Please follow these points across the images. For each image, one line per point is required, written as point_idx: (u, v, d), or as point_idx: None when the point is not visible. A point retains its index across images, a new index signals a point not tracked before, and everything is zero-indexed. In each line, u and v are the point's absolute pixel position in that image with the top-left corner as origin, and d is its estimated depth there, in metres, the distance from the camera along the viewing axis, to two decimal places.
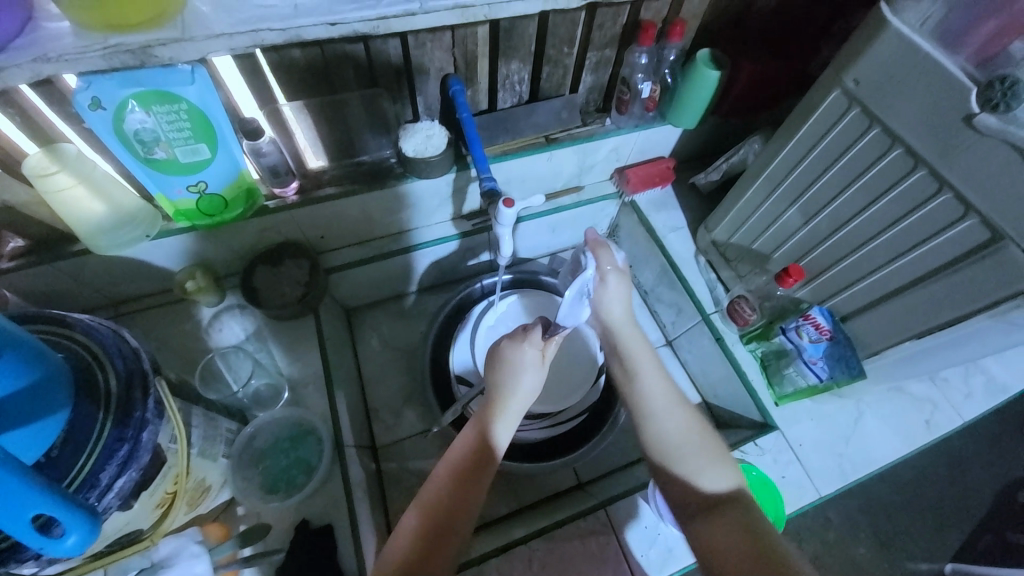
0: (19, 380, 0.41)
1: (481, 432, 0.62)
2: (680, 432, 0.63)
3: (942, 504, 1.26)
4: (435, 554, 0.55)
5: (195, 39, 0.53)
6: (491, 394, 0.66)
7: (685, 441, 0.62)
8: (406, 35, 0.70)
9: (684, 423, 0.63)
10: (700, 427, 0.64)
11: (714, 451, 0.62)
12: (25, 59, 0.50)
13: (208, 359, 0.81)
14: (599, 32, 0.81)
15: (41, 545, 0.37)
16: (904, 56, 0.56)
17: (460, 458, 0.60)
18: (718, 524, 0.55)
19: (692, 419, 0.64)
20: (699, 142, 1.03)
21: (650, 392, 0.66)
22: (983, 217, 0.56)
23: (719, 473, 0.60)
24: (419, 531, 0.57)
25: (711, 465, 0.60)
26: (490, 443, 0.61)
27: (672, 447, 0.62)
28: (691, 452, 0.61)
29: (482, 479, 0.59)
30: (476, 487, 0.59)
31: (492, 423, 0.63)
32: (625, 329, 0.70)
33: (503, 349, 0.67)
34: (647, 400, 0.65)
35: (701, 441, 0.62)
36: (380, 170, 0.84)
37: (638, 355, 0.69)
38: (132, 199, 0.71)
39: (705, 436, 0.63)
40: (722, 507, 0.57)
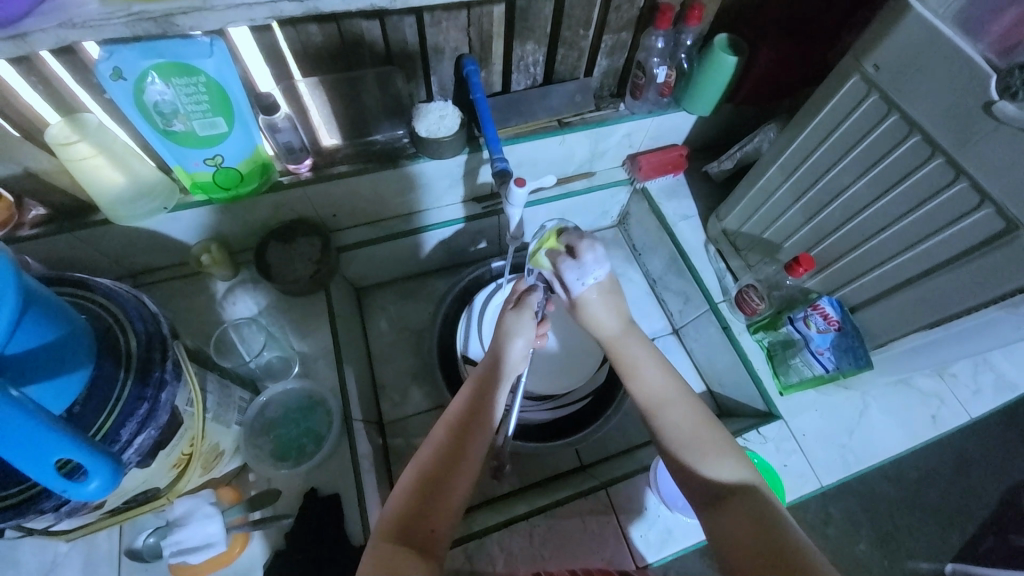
0: (46, 335, 0.42)
1: (478, 395, 0.65)
2: (690, 433, 0.60)
3: (945, 503, 1.27)
4: (432, 509, 0.55)
5: (217, 8, 0.53)
6: (488, 361, 0.69)
7: (696, 441, 0.60)
8: (422, 12, 0.70)
9: (693, 419, 0.62)
10: (707, 418, 0.62)
11: (723, 450, 0.59)
12: (50, 25, 0.50)
13: (221, 330, 0.83)
14: (616, 15, 0.80)
15: (65, 487, 0.39)
16: (927, 41, 0.55)
17: (458, 416, 0.62)
18: (729, 520, 0.53)
19: (696, 412, 0.62)
20: (713, 130, 1.02)
21: (656, 395, 0.64)
22: (999, 206, 0.55)
23: (724, 460, 0.58)
24: (414, 487, 0.56)
25: (714, 452, 0.58)
26: (485, 402, 0.64)
27: (679, 440, 0.60)
28: (702, 451, 0.59)
29: (479, 434, 0.61)
30: (475, 438, 0.61)
31: (486, 387, 0.66)
32: (618, 338, 0.70)
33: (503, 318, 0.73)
34: (657, 404, 0.63)
35: (708, 443, 0.59)
36: (393, 150, 0.84)
37: (635, 364, 0.67)
38: (151, 170, 0.72)
39: (710, 426, 0.61)
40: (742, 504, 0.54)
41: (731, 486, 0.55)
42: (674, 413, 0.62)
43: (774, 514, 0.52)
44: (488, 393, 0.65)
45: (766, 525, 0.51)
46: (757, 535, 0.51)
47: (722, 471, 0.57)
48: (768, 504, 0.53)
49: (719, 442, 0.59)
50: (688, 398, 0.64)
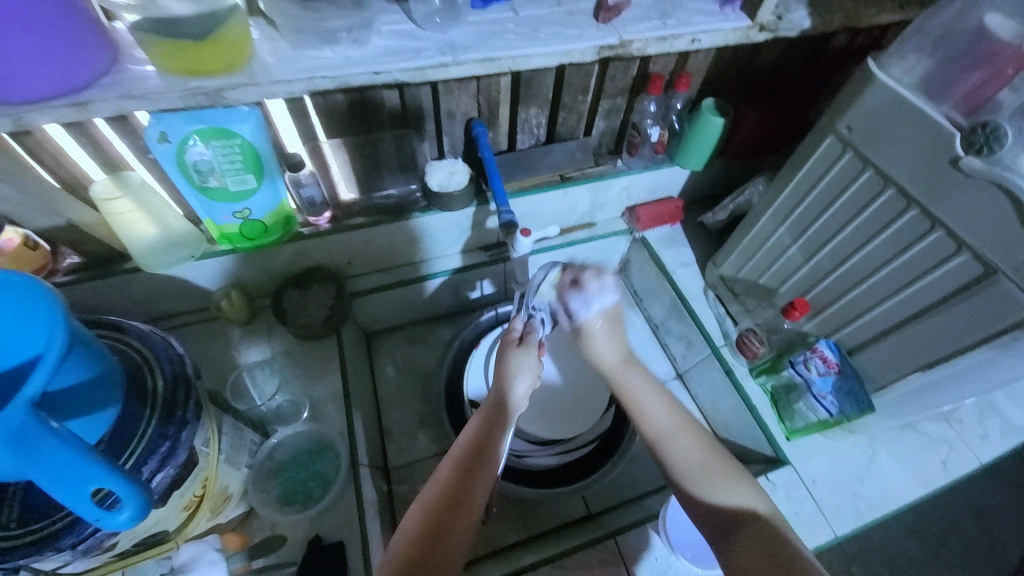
0: (85, 372, 0.45)
1: (482, 433, 0.65)
2: (688, 454, 0.63)
3: (972, 561, 1.22)
4: (435, 553, 0.55)
5: (260, 83, 0.59)
6: (493, 402, 0.70)
7: (696, 463, 0.62)
8: (436, 83, 0.78)
9: (695, 448, 0.63)
10: (712, 447, 0.64)
11: (724, 474, 0.60)
12: (113, 96, 0.56)
13: (237, 375, 0.86)
14: (611, 83, 0.88)
15: (98, 517, 0.41)
16: (892, 105, 0.61)
17: (464, 453, 0.63)
18: (746, 545, 0.54)
19: (703, 440, 0.64)
20: (706, 184, 1.08)
21: (653, 415, 0.67)
22: (976, 252, 0.59)
23: (741, 489, 0.59)
24: (416, 529, 0.57)
25: (727, 480, 0.60)
26: (491, 440, 0.65)
27: (689, 470, 0.61)
28: (701, 474, 0.61)
29: (484, 473, 0.62)
30: (479, 477, 0.61)
31: (492, 427, 0.66)
32: (615, 372, 0.72)
33: (511, 354, 0.73)
34: (653, 423, 0.66)
35: (703, 463, 0.62)
36: (405, 204, 0.90)
37: (632, 386, 0.70)
38: (181, 221, 0.78)
39: (716, 453, 0.63)
40: (744, 525, 0.56)
41: (744, 511, 0.57)
42: (673, 435, 0.65)
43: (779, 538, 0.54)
44: (494, 431, 0.66)
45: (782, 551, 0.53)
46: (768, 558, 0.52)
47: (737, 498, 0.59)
48: (779, 534, 0.54)
49: (715, 463, 0.62)
50: (683, 418, 0.67)
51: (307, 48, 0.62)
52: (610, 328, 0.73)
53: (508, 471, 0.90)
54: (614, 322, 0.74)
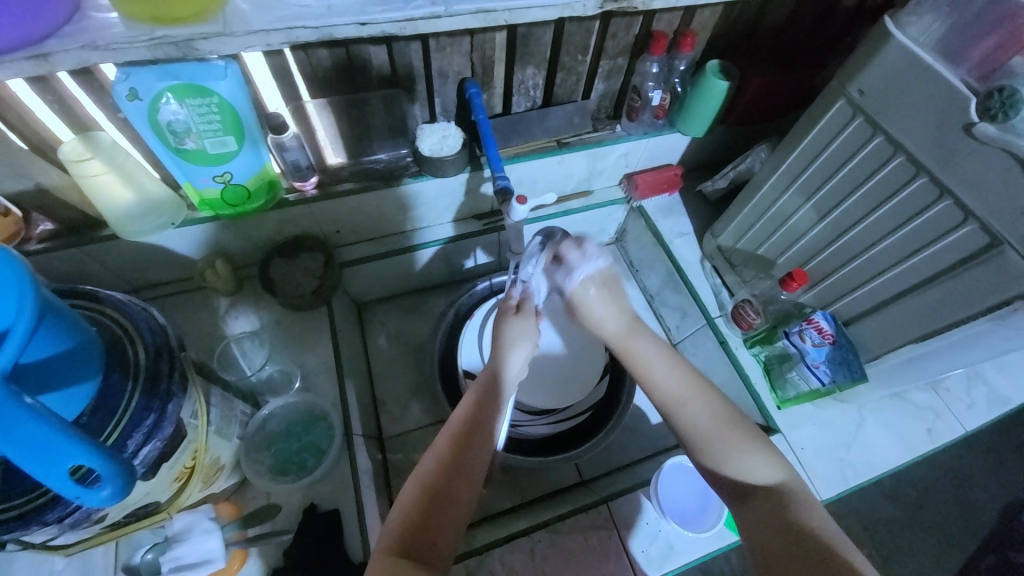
0: (60, 345, 0.43)
1: (479, 405, 0.64)
2: (704, 422, 0.60)
3: (944, 521, 1.29)
4: (435, 524, 0.55)
5: (236, 34, 0.55)
6: (488, 374, 0.68)
7: (710, 429, 0.60)
8: (427, 39, 0.73)
9: (710, 414, 0.61)
10: (728, 416, 0.61)
11: (739, 442, 0.59)
12: (74, 46, 0.51)
13: (225, 345, 0.84)
14: (612, 42, 0.83)
15: (79, 494, 0.40)
16: (908, 67, 0.58)
17: (460, 427, 0.62)
18: (759, 513, 0.54)
19: (719, 407, 0.62)
20: (706, 151, 1.05)
21: (666, 384, 0.64)
22: (982, 222, 0.58)
23: (756, 458, 0.58)
24: (416, 498, 0.57)
25: (741, 450, 0.58)
26: (487, 413, 0.63)
27: (705, 436, 0.60)
28: (714, 442, 0.59)
29: (481, 446, 0.61)
30: (476, 451, 0.60)
31: (490, 401, 0.65)
32: (620, 334, 0.70)
33: (507, 324, 0.71)
34: (666, 391, 0.63)
35: (717, 429, 0.60)
36: (395, 169, 0.86)
37: (642, 354, 0.67)
38: (158, 186, 0.74)
39: (730, 419, 0.61)
40: (758, 496, 0.55)
41: (759, 482, 0.56)
42: (687, 402, 0.62)
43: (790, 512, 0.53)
44: (490, 403, 0.64)
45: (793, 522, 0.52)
46: (780, 530, 0.51)
47: (751, 467, 0.57)
48: (790, 504, 0.53)
49: (728, 430, 0.60)
50: (695, 381, 0.64)
51: None
52: (607, 295, 0.71)
53: (503, 439, 0.90)
54: (610, 289, 0.72)
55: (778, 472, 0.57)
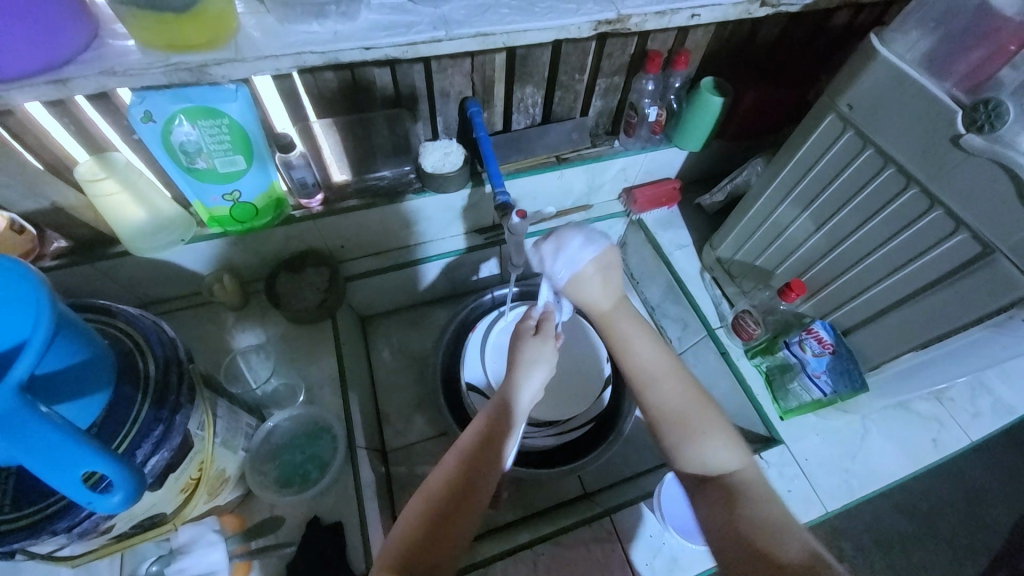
0: (74, 357, 0.45)
1: (491, 425, 0.64)
2: (674, 406, 0.62)
3: (957, 536, 1.27)
4: (437, 542, 0.56)
5: (247, 59, 0.57)
6: (502, 396, 0.68)
7: (684, 414, 0.62)
8: (429, 60, 0.76)
9: (678, 397, 0.63)
10: (697, 398, 0.63)
11: (710, 431, 0.61)
12: (93, 72, 0.54)
13: (231, 358, 0.87)
14: (608, 61, 0.86)
15: (90, 500, 0.41)
16: (895, 81, 0.60)
17: (472, 445, 0.62)
18: (712, 498, 0.58)
19: (691, 392, 0.63)
20: (704, 165, 1.07)
21: (642, 362, 0.65)
22: (974, 231, 0.59)
23: (720, 444, 0.60)
24: (420, 517, 0.57)
25: (710, 438, 0.60)
26: (500, 432, 0.64)
27: (672, 419, 0.62)
28: (683, 429, 0.61)
29: (492, 467, 0.61)
30: (486, 471, 0.60)
31: (503, 423, 0.65)
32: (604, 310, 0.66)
33: (527, 342, 0.70)
34: (641, 368, 0.64)
35: (688, 413, 0.62)
36: (399, 186, 0.88)
37: (625, 329, 0.66)
38: (171, 205, 0.76)
39: (702, 403, 0.63)
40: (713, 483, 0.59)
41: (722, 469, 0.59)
42: (660, 380, 0.64)
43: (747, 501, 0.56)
44: (503, 426, 0.64)
45: (742, 515, 0.55)
46: (734, 520, 0.54)
47: (712, 455, 0.60)
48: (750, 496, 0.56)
49: (700, 415, 0.62)
50: (669, 362, 0.65)
51: (295, 22, 0.59)
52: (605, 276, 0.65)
53: None
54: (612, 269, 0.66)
55: (739, 460, 0.60)
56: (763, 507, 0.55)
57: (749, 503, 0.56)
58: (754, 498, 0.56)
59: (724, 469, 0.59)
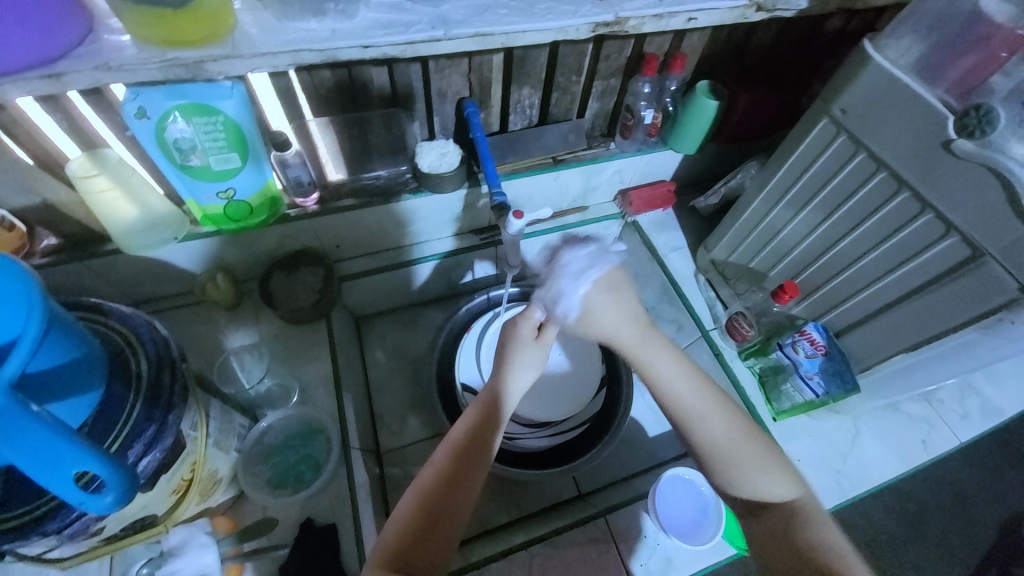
0: (66, 355, 0.44)
1: (478, 419, 0.63)
2: (719, 438, 0.61)
3: (944, 535, 1.29)
4: (430, 540, 0.56)
5: (244, 56, 0.57)
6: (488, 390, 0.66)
7: (730, 445, 0.61)
8: (427, 60, 0.76)
9: (726, 429, 0.62)
10: (747, 430, 0.62)
11: (766, 462, 0.62)
12: (87, 66, 0.53)
13: (224, 358, 0.86)
14: (605, 64, 0.86)
15: (82, 500, 0.40)
16: (887, 86, 0.61)
17: (461, 438, 0.62)
18: (770, 528, 0.61)
19: (736, 426, 0.62)
20: (698, 168, 1.08)
21: (681, 393, 0.62)
22: (963, 235, 0.60)
23: (775, 476, 0.61)
24: (411, 515, 0.57)
25: (763, 469, 0.61)
26: (488, 420, 0.63)
27: (726, 450, 0.62)
28: (737, 461, 0.61)
29: (481, 460, 0.61)
30: (476, 464, 0.60)
31: (491, 414, 0.63)
32: (624, 339, 0.65)
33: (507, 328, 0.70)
34: (682, 399, 0.62)
35: (742, 443, 0.62)
36: (395, 185, 0.88)
37: (653, 354, 0.64)
38: (163, 202, 0.75)
39: (752, 437, 0.62)
40: (771, 511, 0.61)
41: (773, 500, 0.61)
42: (703, 415, 0.62)
43: (801, 534, 0.59)
44: (490, 420, 0.63)
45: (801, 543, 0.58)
46: (792, 550, 0.58)
47: (768, 485, 0.61)
48: (805, 530, 0.59)
49: (754, 449, 0.62)
50: (711, 394, 0.63)
51: (292, 19, 0.59)
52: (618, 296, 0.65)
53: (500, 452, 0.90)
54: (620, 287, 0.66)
55: (791, 489, 0.62)
56: (816, 534, 0.58)
57: (803, 535, 0.59)
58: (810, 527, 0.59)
59: (775, 499, 0.61)
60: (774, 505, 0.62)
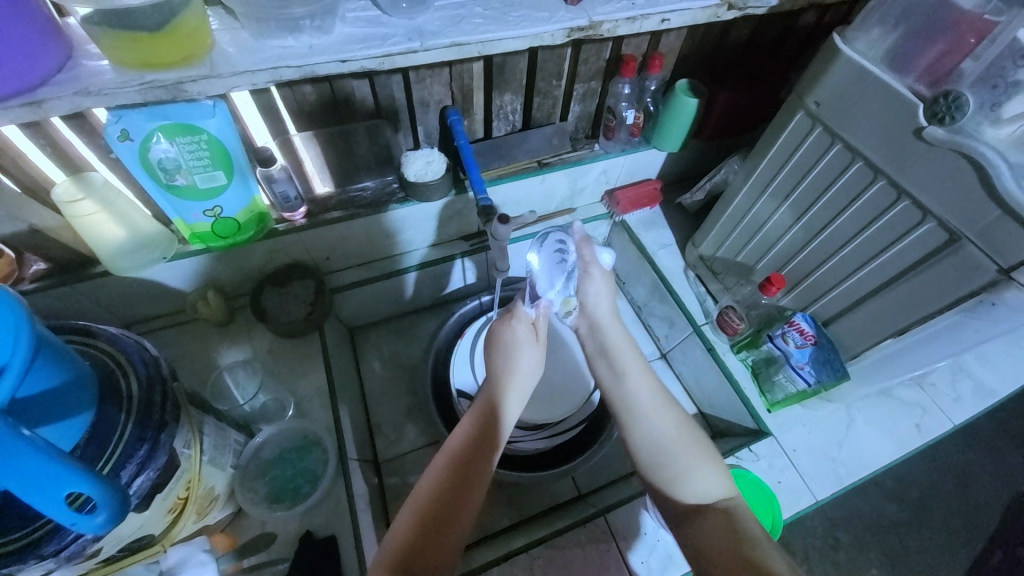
0: (54, 378, 0.44)
1: (477, 424, 0.65)
2: (666, 437, 0.66)
3: (948, 520, 1.29)
4: (435, 542, 0.56)
5: (222, 75, 0.57)
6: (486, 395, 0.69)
7: (674, 445, 0.65)
8: (407, 71, 0.77)
9: (671, 428, 0.66)
10: (690, 433, 0.66)
11: (702, 461, 0.64)
12: (67, 92, 0.53)
13: (217, 375, 0.86)
14: (585, 67, 0.87)
15: (73, 521, 0.41)
16: (858, 77, 0.62)
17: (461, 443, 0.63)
18: (706, 528, 0.59)
19: (682, 425, 0.67)
20: (683, 165, 1.09)
21: (634, 393, 0.69)
22: (940, 220, 0.61)
23: (704, 475, 0.63)
24: (413, 521, 0.58)
25: (699, 467, 0.63)
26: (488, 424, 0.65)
27: (663, 451, 0.65)
28: (676, 458, 0.64)
29: (485, 462, 0.62)
30: (478, 468, 0.61)
31: (490, 419, 0.65)
32: (610, 338, 0.75)
33: (499, 334, 0.74)
34: (631, 402, 0.69)
35: (680, 444, 0.65)
36: (382, 196, 0.89)
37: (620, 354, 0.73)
38: (150, 223, 0.75)
39: (693, 435, 0.66)
40: (705, 510, 0.60)
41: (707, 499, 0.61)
42: (649, 414, 0.67)
43: (736, 527, 0.58)
44: (489, 424, 0.65)
45: (740, 533, 0.57)
46: (724, 542, 0.56)
47: (701, 483, 0.63)
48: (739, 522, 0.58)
49: (695, 448, 0.65)
50: (661, 397, 0.69)
51: (270, 37, 0.60)
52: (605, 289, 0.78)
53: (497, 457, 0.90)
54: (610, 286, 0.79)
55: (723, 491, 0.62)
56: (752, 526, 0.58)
57: (741, 527, 0.58)
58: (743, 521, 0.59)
59: (711, 498, 0.62)
60: (706, 508, 0.61)
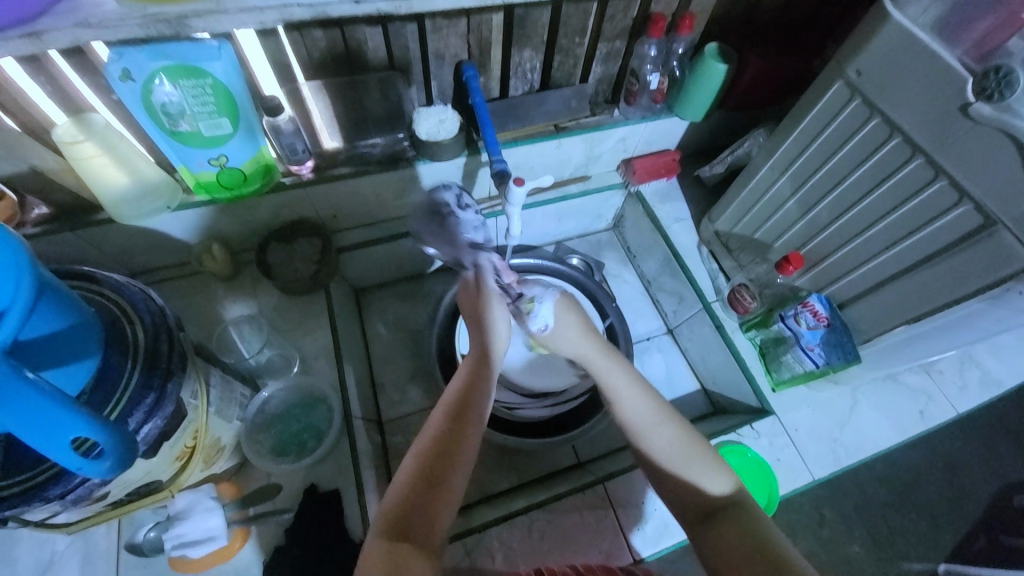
0: (58, 322, 0.43)
1: (471, 382, 0.62)
2: (669, 451, 0.60)
3: (937, 506, 1.32)
4: (430, 498, 0.53)
5: (229, 11, 0.54)
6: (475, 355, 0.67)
7: (678, 457, 0.59)
8: (423, 19, 0.72)
9: (674, 444, 0.60)
10: (695, 439, 0.61)
11: (705, 459, 0.58)
12: (66, 23, 0.50)
13: (223, 328, 0.86)
14: (610, 23, 0.82)
15: (80, 465, 0.41)
16: (905, 46, 0.58)
17: (453, 398, 0.60)
18: (725, 534, 0.52)
19: (687, 433, 0.61)
20: (705, 136, 1.05)
21: (634, 414, 0.62)
22: (977, 203, 0.58)
23: (706, 468, 0.58)
24: (406, 478, 0.54)
25: (705, 466, 0.58)
26: (482, 380, 0.63)
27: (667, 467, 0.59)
28: (686, 465, 0.58)
29: (476, 414, 0.59)
30: (472, 424, 0.58)
31: (482, 378, 0.63)
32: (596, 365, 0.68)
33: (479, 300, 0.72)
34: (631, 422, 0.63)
35: (685, 448, 0.59)
36: (392, 153, 0.86)
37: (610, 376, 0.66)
38: (153, 169, 0.73)
39: (695, 442, 0.60)
40: (724, 513, 0.54)
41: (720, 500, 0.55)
42: (652, 431, 0.61)
43: (754, 523, 0.51)
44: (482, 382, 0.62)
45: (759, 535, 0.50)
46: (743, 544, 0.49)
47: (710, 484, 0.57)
48: (755, 517, 0.52)
49: (700, 452, 0.59)
50: (661, 410, 0.63)
51: None
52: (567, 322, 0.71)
53: (500, 422, 0.91)
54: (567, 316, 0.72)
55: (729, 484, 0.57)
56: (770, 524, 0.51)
57: (756, 523, 0.52)
58: (755, 517, 0.53)
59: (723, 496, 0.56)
60: (721, 513, 0.54)
